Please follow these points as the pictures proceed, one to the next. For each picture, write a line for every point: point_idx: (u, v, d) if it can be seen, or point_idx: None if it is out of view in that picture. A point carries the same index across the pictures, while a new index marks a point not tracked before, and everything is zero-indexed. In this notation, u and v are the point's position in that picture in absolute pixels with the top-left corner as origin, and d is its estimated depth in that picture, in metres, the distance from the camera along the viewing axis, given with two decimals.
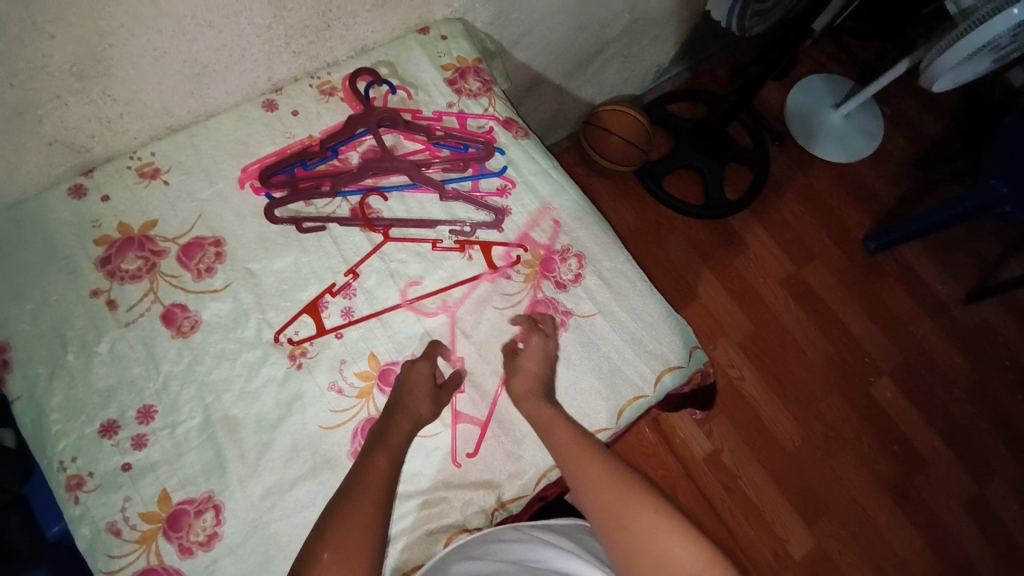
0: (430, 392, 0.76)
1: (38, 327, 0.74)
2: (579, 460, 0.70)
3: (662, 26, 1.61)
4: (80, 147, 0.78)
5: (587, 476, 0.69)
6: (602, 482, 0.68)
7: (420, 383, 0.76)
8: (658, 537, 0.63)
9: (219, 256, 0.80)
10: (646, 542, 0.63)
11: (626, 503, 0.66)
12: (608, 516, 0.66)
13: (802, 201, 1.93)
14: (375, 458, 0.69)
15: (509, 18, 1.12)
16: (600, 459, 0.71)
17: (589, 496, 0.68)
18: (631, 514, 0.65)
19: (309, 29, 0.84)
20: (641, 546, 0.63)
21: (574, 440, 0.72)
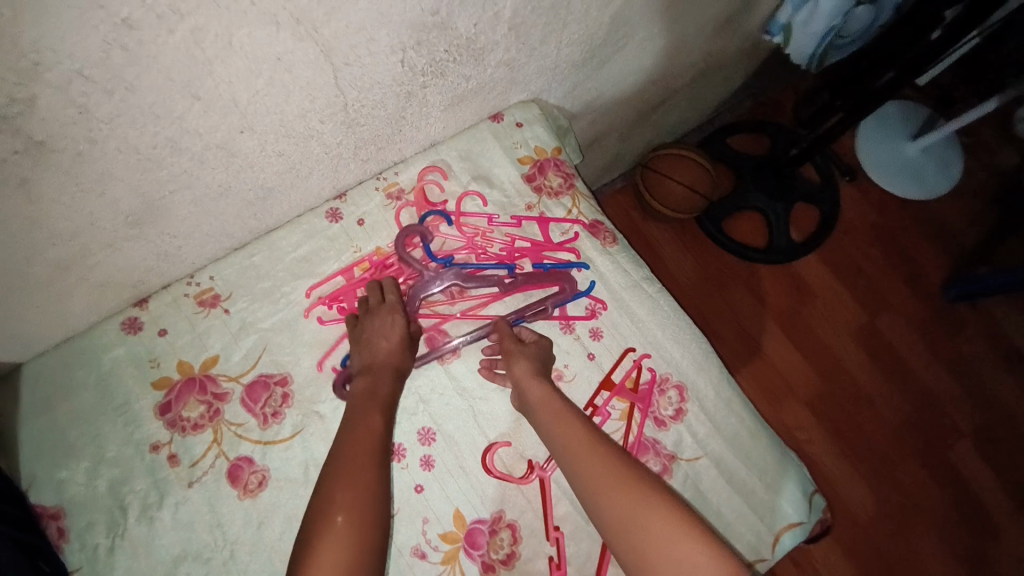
0: (406, 341, 0.73)
1: (95, 490, 0.67)
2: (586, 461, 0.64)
3: (732, 68, 1.49)
4: (136, 282, 0.71)
5: (598, 476, 0.63)
6: (614, 484, 0.62)
7: (393, 330, 0.73)
8: (679, 550, 0.57)
9: (286, 397, 0.73)
10: (664, 553, 0.57)
11: (640, 509, 0.60)
12: (622, 524, 0.60)
13: (876, 245, 1.79)
14: (369, 415, 0.66)
15: (584, 88, 1.01)
16: (610, 460, 0.64)
17: (601, 502, 0.62)
18: (644, 520, 0.59)
19: (379, 138, 0.76)
20: (658, 559, 0.57)
21: (583, 437, 0.66)
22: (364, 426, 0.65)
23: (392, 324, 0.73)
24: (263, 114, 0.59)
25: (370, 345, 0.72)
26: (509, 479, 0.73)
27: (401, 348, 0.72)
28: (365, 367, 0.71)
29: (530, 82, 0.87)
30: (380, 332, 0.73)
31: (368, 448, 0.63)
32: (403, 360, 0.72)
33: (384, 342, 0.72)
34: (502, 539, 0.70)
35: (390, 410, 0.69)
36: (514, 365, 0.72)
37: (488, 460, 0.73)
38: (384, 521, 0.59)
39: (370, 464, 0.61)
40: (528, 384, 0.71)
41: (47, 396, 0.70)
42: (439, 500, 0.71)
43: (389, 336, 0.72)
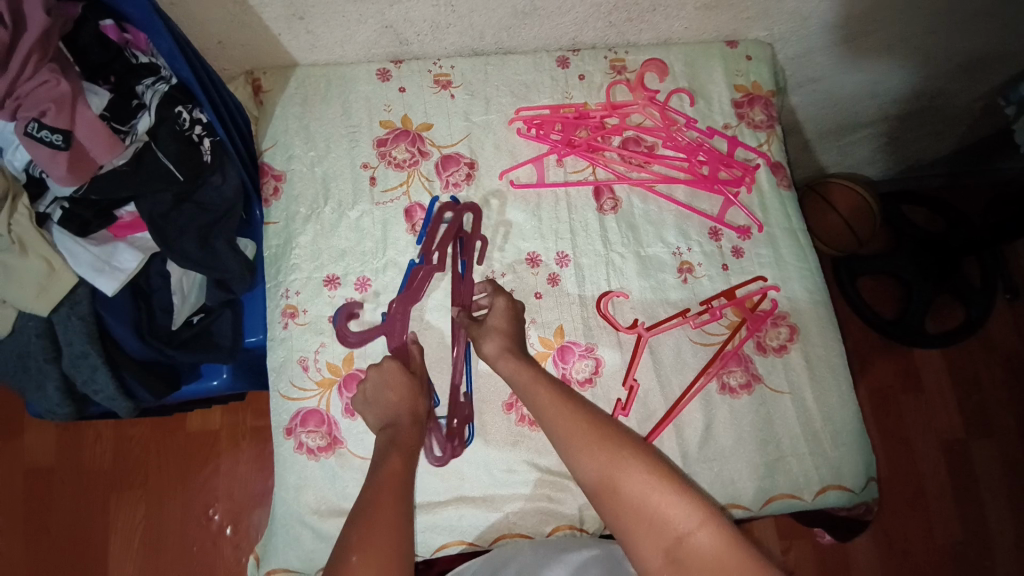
0: (407, 384, 0.72)
1: (311, 174, 0.83)
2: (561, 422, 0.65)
3: (948, 125, 1.46)
4: (404, 39, 0.86)
5: (572, 438, 0.63)
6: (588, 442, 0.63)
7: (391, 379, 0.72)
8: (651, 502, 0.57)
9: (468, 177, 0.85)
10: (637, 502, 0.58)
11: (614, 463, 0.61)
12: (594, 482, 0.60)
13: (1010, 369, 1.67)
14: (388, 459, 0.65)
15: (812, 61, 1.06)
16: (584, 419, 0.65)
17: (577, 461, 0.62)
18: (617, 471, 0.60)
19: (635, 7, 0.86)
20: (630, 509, 0.58)
21: (556, 400, 0.67)
22: (386, 469, 0.64)
23: (394, 374, 0.73)
24: None
25: (377, 399, 0.72)
26: (614, 324, 0.81)
27: (410, 393, 0.72)
28: (385, 422, 0.70)
29: (776, 23, 0.93)
30: (379, 387, 0.72)
31: (394, 485, 0.62)
32: (416, 404, 0.71)
33: (387, 396, 0.72)
34: (586, 364, 0.79)
35: (412, 453, 0.67)
36: (486, 344, 0.73)
37: (602, 302, 0.81)
38: (407, 558, 0.57)
39: (395, 500, 0.61)
40: (497, 362, 0.72)
41: (305, 95, 0.86)
42: (550, 312, 0.81)
43: (391, 390, 0.72)
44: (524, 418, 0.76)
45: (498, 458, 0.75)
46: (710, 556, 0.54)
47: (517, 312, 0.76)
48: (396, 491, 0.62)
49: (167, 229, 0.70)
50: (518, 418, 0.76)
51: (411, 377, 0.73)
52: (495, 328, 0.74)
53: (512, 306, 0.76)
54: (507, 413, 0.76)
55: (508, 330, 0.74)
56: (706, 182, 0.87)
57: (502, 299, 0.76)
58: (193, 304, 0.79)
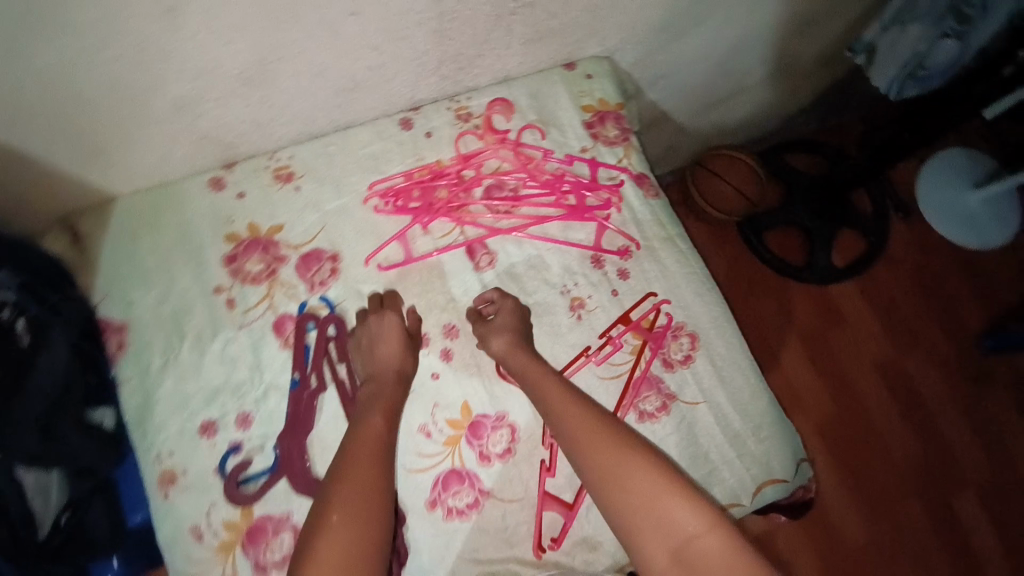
0: (403, 343, 0.75)
1: (161, 313, 0.77)
2: (575, 421, 0.69)
3: (804, 77, 1.52)
4: (227, 144, 0.80)
5: (586, 436, 0.67)
6: (597, 441, 0.66)
7: (389, 336, 0.75)
8: (659, 501, 0.61)
9: (334, 272, 0.81)
10: (646, 500, 0.61)
11: (621, 462, 0.64)
12: (604, 478, 0.64)
13: (917, 282, 1.77)
14: (370, 416, 0.69)
15: (656, 59, 1.07)
16: (598, 421, 0.69)
17: (587, 459, 0.66)
18: (625, 471, 0.63)
19: (462, 57, 0.83)
20: (638, 508, 0.61)
21: (571, 400, 0.71)
22: (367, 427, 0.68)
23: (390, 327, 0.75)
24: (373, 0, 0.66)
25: (372, 352, 0.74)
26: (517, 383, 0.79)
27: (401, 351, 0.74)
28: (370, 375, 0.74)
29: (608, 37, 0.93)
30: (377, 340, 0.75)
31: (373, 451, 0.65)
32: (404, 362, 0.74)
33: (381, 349, 0.74)
34: (501, 435, 0.77)
35: (394, 414, 0.71)
36: (493, 335, 0.76)
37: (503, 364, 0.79)
38: (379, 510, 0.60)
39: (376, 460, 0.64)
40: (507, 357, 0.75)
41: (135, 230, 0.80)
42: (451, 389, 0.78)
43: (388, 344, 0.74)
44: (451, 512, 0.73)
45: (433, 565, 0.72)
46: (714, 560, 0.57)
47: (523, 313, 0.79)
48: (376, 458, 0.65)
49: (9, 424, 0.63)
50: (445, 514, 0.73)
51: (406, 337, 0.76)
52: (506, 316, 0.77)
53: (521, 308, 0.79)
54: (432, 511, 0.73)
55: (515, 319, 0.78)
56: (575, 212, 0.86)
57: (510, 305, 0.79)
58: (56, 504, 0.72)
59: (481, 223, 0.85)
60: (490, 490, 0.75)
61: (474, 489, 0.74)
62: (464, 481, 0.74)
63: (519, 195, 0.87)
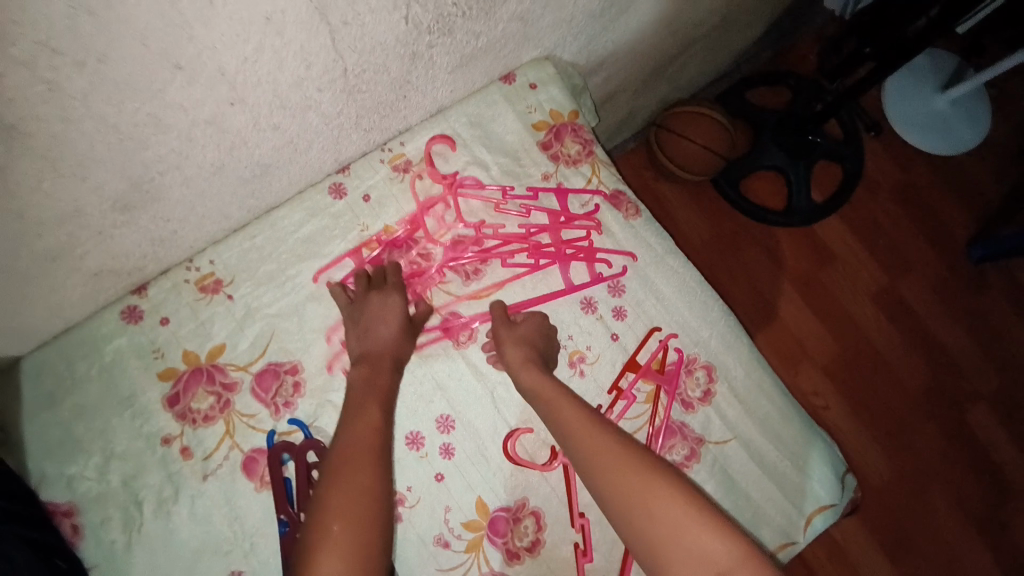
0: (404, 328, 0.69)
1: (107, 486, 0.65)
2: (589, 437, 0.61)
3: (753, 15, 1.40)
4: (131, 269, 0.67)
5: (601, 454, 0.60)
6: (614, 454, 0.60)
7: (389, 317, 0.69)
8: (684, 526, 0.54)
9: (296, 387, 0.70)
10: (673, 528, 0.53)
11: (646, 484, 0.57)
12: (623, 494, 0.57)
13: (898, 201, 1.71)
14: (364, 408, 0.63)
15: (602, 43, 0.94)
16: (616, 439, 0.61)
17: (604, 479, 0.58)
18: (648, 492, 0.56)
19: (383, 105, 0.70)
20: (658, 533, 0.54)
21: (582, 414, 0.63)
22: (358, 428, 0.61)
23: (389, 312, 0.69)
24: (254, 83, 0.53)
25: (370, 332, 0.68)
26: (529, 466, 0.70)
27: (399, 334, 0.69)
28: (361, 354, 0.68)
29: (546, 38, 0.80)
30: (376, 322, 0.69)
31: (367, 451, 0.59)
32: (400, 347, 0.69)
33: (379, 332, 0.68)
34: (526, 526, 0.68)
35: (388, 404, 0.65)
36: (506, 346, 0.69)
37: (510, 446, 0.70)
38: (377, 525, 0.55)
39: (371, 454, 0.59)
40: (519, 370, 0.67)
41: (49, 393, 0.67)
42: (461, 488, 0.69)
43: (387, 326, 0.68)
44: None
45: None
46: None
47: (549, 331, 0.72)
48: (370, 466, 0.58)
49: None
50: None
51: (406, 321, 0.70)
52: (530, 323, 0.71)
53: (547, 326, 0.72)
54: None
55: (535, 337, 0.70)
56: (552, 256, 0.76)
57: (538, 319, 0.72)
58: None
59: (451, 290, 0.75)
60: None
61: None
62: None
63: (486, 247, 0.76)
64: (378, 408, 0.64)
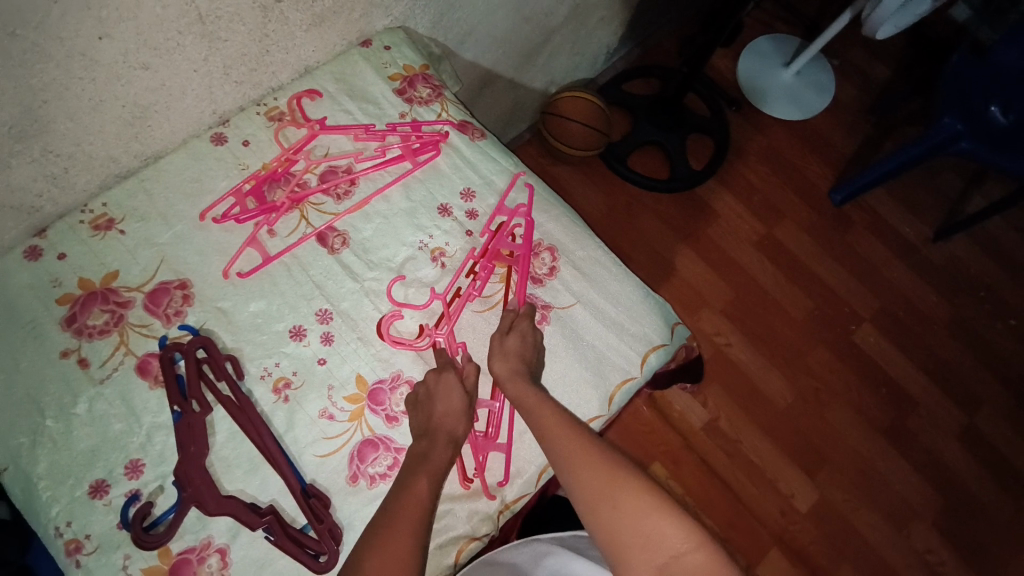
0: (460, 402, 0.76)
1: (10, 398, 0.72)
2: (567, 444, 0.69)
3: (606, 8, 1.63)
4: (29, 208, 0.77)
5: (576, 456, 0.68)
6: (591, 462, 0.68)
7: (443, 393, 0.76)
8: (650, 520, 0.63)
9: (186, 298, 0.79)
10: (637, 521, 0.63)
11: (614, 484, 0.66)
12: (596, 491, 0.65)
13: (766, 161, 1.95)
14: (415, 479, 0.69)
15: (453, 18, 1.11)
16: (589, 443, 0.70)
17: (579, 479, 0.67)
18: (621, 495, 0.65)
19: (248, 57, 0.83)
20: (629, 528, 0.63)
21: (559, 421, 0.71)
22: (406, 496, 0.67)
23: (447, 386, 0.76)
24: (119, 19, 0.65)
25: (428, 407, 0.75)
26: (402, 344, 0.80)
27: (457, 409, 0.75)
28: (424, 431, 0.74)
29: (392, 6, 0.96)
30: (435, 397, 0.76)
31: (410, 515, 0.65)
32: (458, 423, 0.75)
33: (437, 406, 0.75)
34: (402, 394, 0.78)
35: (440, 475, 0.70)
36: (501, 359, 0.77)
37: (383, 329, 0.80)
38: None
39: (409, 526, 0.64)
40: (511, 382, 0.75)
41: None
42: (341, 368, 0.78)
43: (446, 400, 0.76)
44: (375, 478, 0.74)
45: None
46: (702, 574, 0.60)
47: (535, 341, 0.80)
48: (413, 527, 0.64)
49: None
50: (370, 482, 0.74)
51: (460, 396, 0.77)
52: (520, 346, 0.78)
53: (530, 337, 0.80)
54: (356, 484, 0.74)
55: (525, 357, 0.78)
56: (410, 174, 0.89)
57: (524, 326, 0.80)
58: None
59: (324, 210, 0.86)
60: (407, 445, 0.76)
61: (390, 450, 0.75)
62: (378, 446, 0.75)
63: (352, 173, 0.88)
64: (430, 477, 0.70)
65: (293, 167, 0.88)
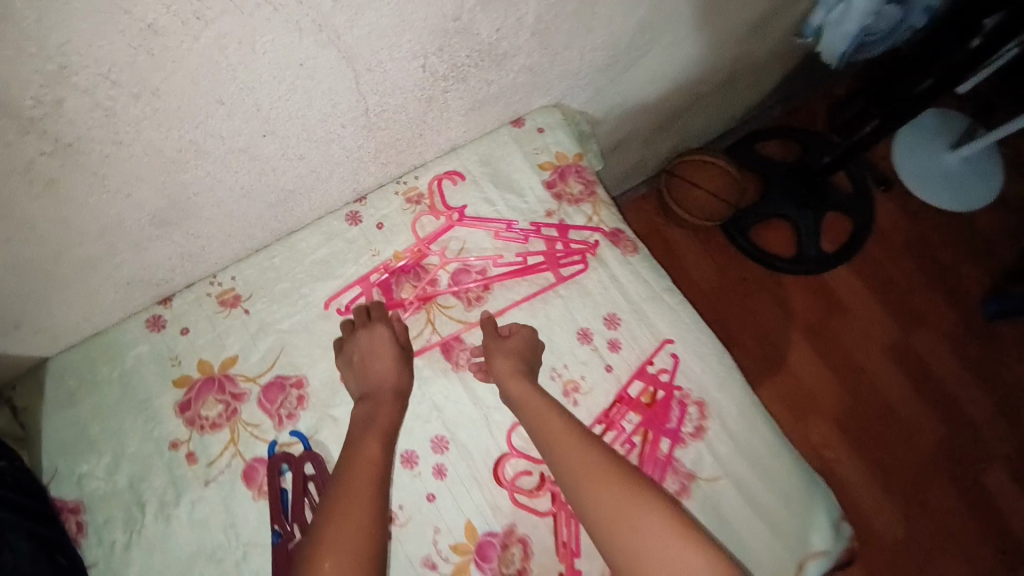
0: (398, 360, 0.72)
1: (115, 485, 0.69)
2: (576, 460, 0.63)
3: (761, 71, 1.46)
4: (159, 280, 0.73)
5: (584, 473, 0.62)
6: (605, 479, 0.61)
7: (384, 349, 0.72)
8: (670, 546, 0.57)
9: (301, 400, 0.73)
10: (652, 546, 0.57)
11: (629, 504, 0.59)
12: (610, 513, 0.59)
13: (909, 255, 1.72)
14: (367, 442, 0.64)
15: (610, 93, 1.00)
16: (602, 459, 0.63)
17: (589, 497, 0.61)
18: (635, 515, 0.58)
19: (400, 141, 0.76)
20: (647, 555, 0.57)
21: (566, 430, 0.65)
22: (366, 454, 0.63)
23: (383, 343, 0.72)
24: (286, 118, 0.59)
25: (366, 365, 0.71)
26: (519, 493, 0.72)
27: (398, 369, 0.71)
28: (365, 393, 0.70)
29: (554, 87, 0.86)
30: (371, 354, 0.71)
31: (369, 475, 0.61)
32: (401, 379, 0.71)
33: (375, 366, 0.71)
34: (513, 554, 0.69)
35: (391, 438, 0.66)
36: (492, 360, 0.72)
37: (500, 471, 0.72)
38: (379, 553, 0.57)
39: (368, 492, 0.59)
40: (509, 384, 0.70)
41: (73, 392, 0.71)
42: (451, 511, 0.70)
43: (382, 353, 0.71)
44: None
45: None
46: None
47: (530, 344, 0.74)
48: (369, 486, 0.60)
49: None
50: None
51: (400, 352, 0.72)
52: (508, 349, 0.72)
53: (524, 338, 0.74)
54: None
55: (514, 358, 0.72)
56: (549, 287, 0.79)
57: (518, 332, 0.74)
58: None
59: (451, 318, 0.78)
60: None
61: None
62: None
63: (487, 277, 0.80)
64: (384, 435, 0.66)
65: (424, 264, 0.80)
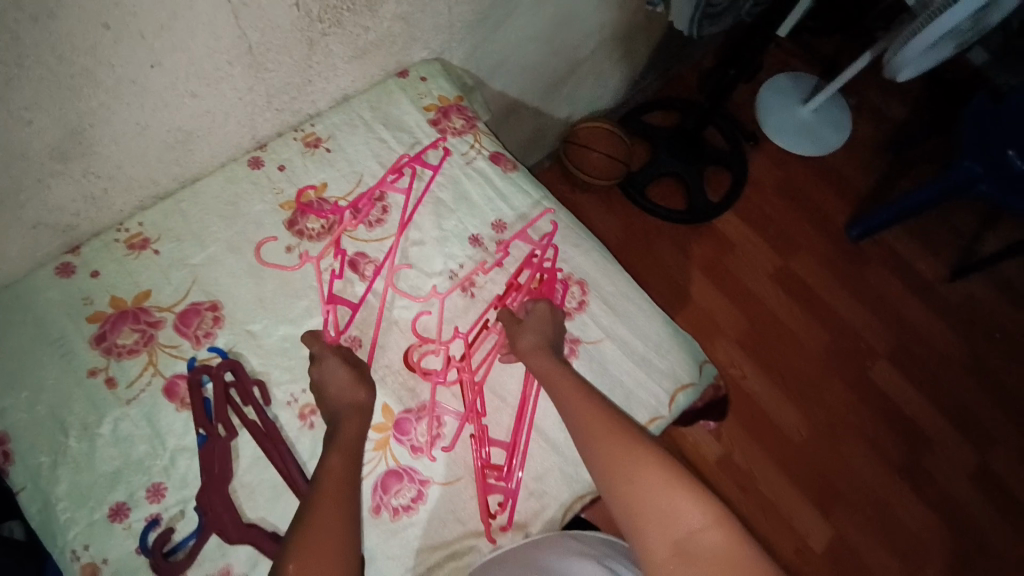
0: (353, 379, 0.74)
1: (34, 416, 0.71)
2: (585, 423, 0.65)
3: (630, 43, 1.66)
4: (66, 226, 0.78)
5: (591, 430, 0.64)
6: (609, 437, 0.63)
7: (336, 378, 0.74)
8: (668, 493, 0.57)
9: (216, 320, 0.79)
10: (649, 495, 0.57)
11: (629, 456, 0.60)
12: (614, 465, 0.60)
13: (783, 195, 1.95)
14: (330, 455, 0.64)
15: (486, 50, 1.13)
16: (610, 420, 0.64)
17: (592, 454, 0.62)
18: (635, 466, 0.59)
19: (291, 86, 0.85)
20: (645, 504, 0.57)
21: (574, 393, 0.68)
22: (332, 468, 0.62)
23: (332, 371, 0.74)
24: (172, 49, 0.68)
25: (325, 394, 0.73)
26: (428, 374, 0.80)
27: (360, 386, 0.74)
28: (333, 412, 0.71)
29: (430, 39, 0.99)
30: (324, 379, 0.74)
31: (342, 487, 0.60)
32: (358, 393, 0.73)
33: (330, 384, 0.73)
34: (428, 424, 0.77)
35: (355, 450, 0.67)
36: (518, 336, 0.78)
37: (411, 358, 0.81)
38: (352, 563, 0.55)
39: (341, 505, 0.58)
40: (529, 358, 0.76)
41: None
42: None
43: (335, 371, 0.74)
44: (398, 510, 0.73)
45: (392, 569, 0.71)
46: (719, 553, 0.53)
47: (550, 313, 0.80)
48: (342, 494, 0.60)
49: None
50: (392, 514, 0.73)
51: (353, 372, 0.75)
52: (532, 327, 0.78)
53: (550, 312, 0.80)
54: (378, 516, 0.72)
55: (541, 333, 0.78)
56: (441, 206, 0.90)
57: (542, 306, 0.80)
58: None
59: (355, 237, 0.86)
60: (431, 477, 0.75)
61: (415, 482, 0.75)
62: (402, 477, 0.74)
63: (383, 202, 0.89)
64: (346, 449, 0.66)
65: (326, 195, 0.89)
